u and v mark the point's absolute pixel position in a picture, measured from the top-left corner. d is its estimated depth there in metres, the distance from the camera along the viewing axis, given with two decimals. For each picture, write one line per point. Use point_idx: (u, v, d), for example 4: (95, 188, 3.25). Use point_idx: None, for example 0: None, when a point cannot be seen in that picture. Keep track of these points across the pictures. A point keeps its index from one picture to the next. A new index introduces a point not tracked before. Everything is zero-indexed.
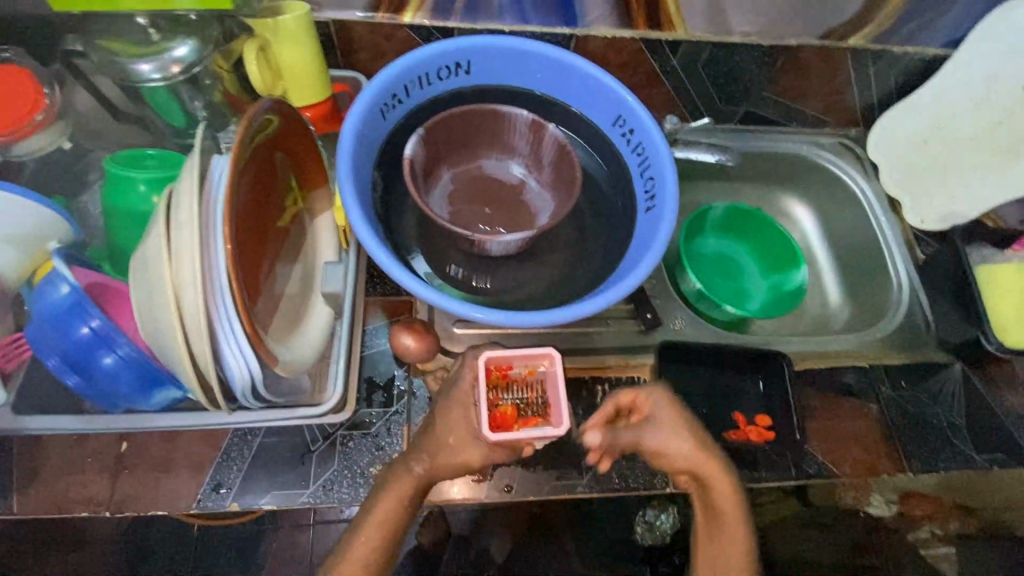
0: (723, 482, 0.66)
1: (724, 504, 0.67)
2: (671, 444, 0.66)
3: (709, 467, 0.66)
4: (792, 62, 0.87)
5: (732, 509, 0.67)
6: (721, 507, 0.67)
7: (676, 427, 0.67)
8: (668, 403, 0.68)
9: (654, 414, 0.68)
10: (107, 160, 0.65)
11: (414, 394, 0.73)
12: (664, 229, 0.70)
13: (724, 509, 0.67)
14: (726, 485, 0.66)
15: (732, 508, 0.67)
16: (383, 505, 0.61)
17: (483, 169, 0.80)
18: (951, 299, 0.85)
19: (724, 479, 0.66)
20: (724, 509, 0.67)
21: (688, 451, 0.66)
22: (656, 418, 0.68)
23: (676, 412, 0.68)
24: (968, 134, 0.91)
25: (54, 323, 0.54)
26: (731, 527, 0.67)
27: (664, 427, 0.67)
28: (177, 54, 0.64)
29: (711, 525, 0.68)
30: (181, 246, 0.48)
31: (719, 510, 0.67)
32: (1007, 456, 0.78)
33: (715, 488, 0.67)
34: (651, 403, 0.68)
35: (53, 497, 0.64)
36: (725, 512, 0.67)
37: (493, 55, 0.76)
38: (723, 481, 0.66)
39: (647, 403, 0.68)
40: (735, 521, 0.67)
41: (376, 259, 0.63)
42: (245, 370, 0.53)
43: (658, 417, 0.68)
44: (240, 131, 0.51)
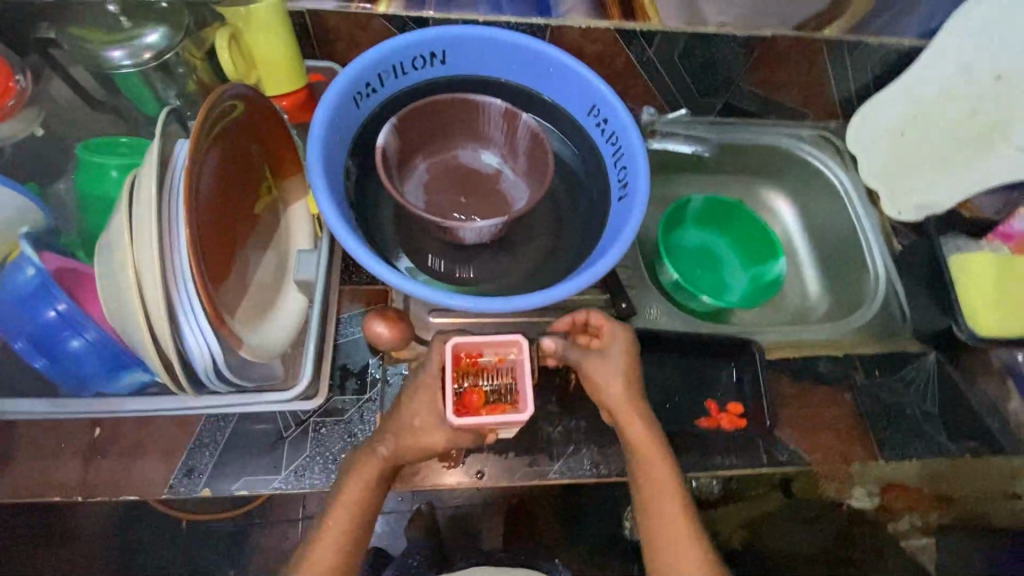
0: (650, 441, 0.66)
1: (652, 467, 0.65)
2: (605, 377, 0.66)
3: (633, 419, 0.66)
4: (770, 52, 0.87)
5: (662, 474, 0.65)
6: (649, 471, 0.65)
7: (613, 370, 0.67)
8: (621, 340, 0.68)
9: (604, 349, 0.68)
10: (79, 147, 0.66)
11: (387, 381, 0.73)
12: (635, 216, 0.71)
13: (653, 471, 0.65)
14: (651, 440, 0.66)
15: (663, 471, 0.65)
16: (351, 486, 0.62)
17: (459, 159, 0.80)
18: (926, 289, 0.85)
19: (652, 438, 0.66)
20: (651, 475, 0.65)
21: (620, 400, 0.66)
22: (602, 354, 0.68)
23: (625, 358, 0.67)
24: (948, 121, 0.91)
25: (21, 307, 0.55)
26: (665, 497, 0.65)
27: (604, 364, 0.67)
28: (147, 41, 0.64)
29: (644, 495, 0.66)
30: (140, 228, 0.49)
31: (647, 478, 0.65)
32: (979, 444, 0.79)
33: (645, 450, 0.65)
34: (610, 339, 0.68)
35: (26, 481, 0.64)
36: (656, 477, 0.65)
37: (467, 45, 0.76)
38: (649, 440, 0.66)
39: (606, 330, 0.69)
40: (666, 486, 0.65)
41: (344, 244, 0.64)
42: (205, 351, 0.54)
43: (606, 352, 0.68)
44: (200, 116, 0.53)
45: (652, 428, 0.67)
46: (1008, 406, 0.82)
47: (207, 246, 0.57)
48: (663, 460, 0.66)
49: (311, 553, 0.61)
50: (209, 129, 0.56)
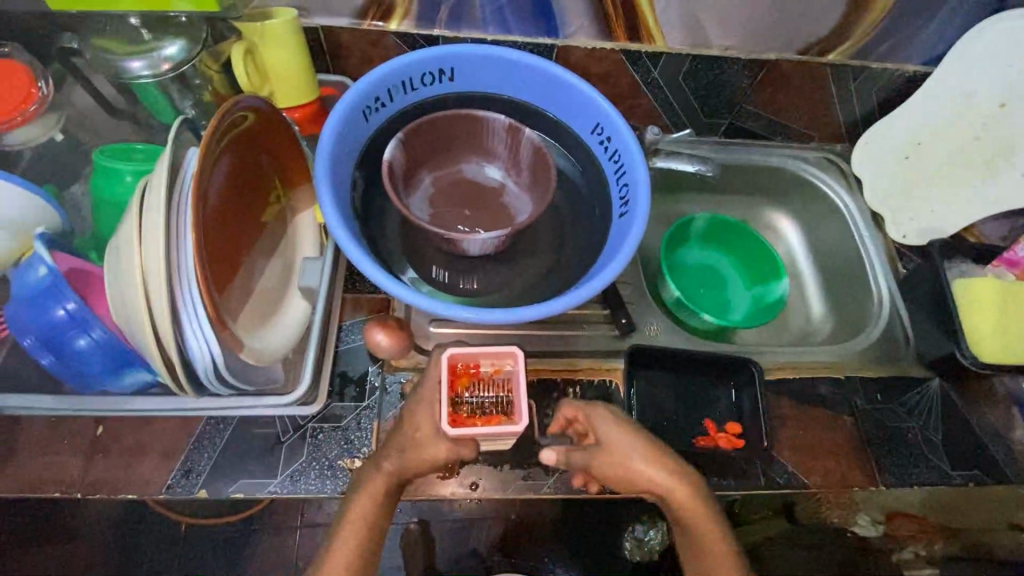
0: (706, 521, 0.66)
1: (706, 539, 0.67)
2: (621, 469, 0.66)
3: (682, 503, 0.66)
4: (774, 75, 0.88)
5: (714, 542, 0.67)
6: (703, 539, 0.67)
7: (628, 449, 0.67)
8: (606, 416, 0.69)
9: (601, 438, 0.68)
10: (97, 152, 0.68)
11: (386, 389, 0.74)
12: (634, 233, 0.71)
13: (710, 541, 0.67)
14: (688, 491, 0.66)
15: (716, 541, 0.67)
16: (359, 506, 0.62)
17: (465, 173, 0.82)
18: (930, 313, 0.84)
19: (702, 514, 0.66)
20: (707, 544, 0.67)
21: (658, 482, 0.66)
22: (603, 446, 0.67)
23: (623, 434, 0.67)
24: (950, 147, 0.91)
25: (31, 305, 0.57)
26: (720, 561, 0.68)
27: (610, 456, 0.67)
28: (166, 53, 0.67)
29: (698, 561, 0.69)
30: (149, 232, 0.51)
31: (705, 548, 0.68)
32: (983, 474, 0.78)
33: (699, 527, 0.67)
34: (594, 421, 0.69)
35: (29, 478, 0.65)
36: (709, 547, 0.68)
37: (475, 62, 0.78)
38: (704, 518, 0.66)
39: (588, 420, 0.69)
40: (718, 550, 0.68)
41: (347, 253, 0.65)
42: (206, 353, 0.55)
43: (605, 444, 0.67)
44: (210, 126, 0.55)
45: (698, 498, 0.67)
46: (1014, 436, 0.81)
47: (213, 251, 0.59)
48: (716, 532, 0.67)
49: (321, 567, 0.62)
50: (219, 138, 0.58)
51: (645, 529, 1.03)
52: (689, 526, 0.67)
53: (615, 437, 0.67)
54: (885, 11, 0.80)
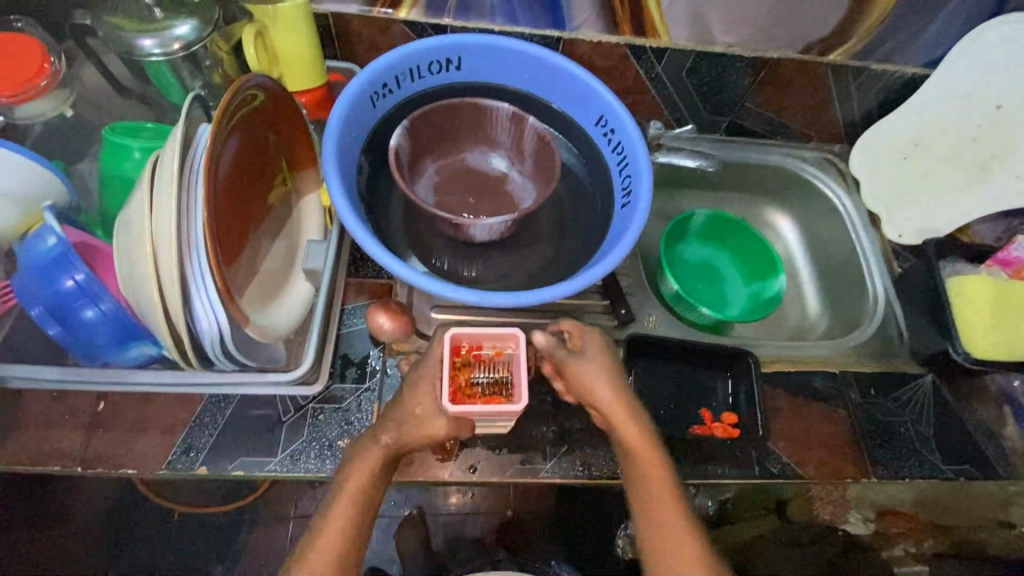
0: (649, 452, 0.67)
1: (649, 473, 0.66)
2: (593, 381, 0.67)
3: (631, 429, 0.67)
4: (775, 74, 0.90)
5: (658, 484, 0.66)
6: (648, 476, 0.66)
7: (598, 367, 0.68)
8: (596, 344, 0.70)
9: (583, 348, 0.69)
10: (107, 128, 0.69)
11: (386, 372, 0.74)
12: (636, 222, 0.72)
13: (654, 480, 0.66)
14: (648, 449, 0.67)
15: (661, 480, 0.66)
16: (354, 478, 0.62)
17: (469, 162, 0.83)
18: (924, 310, 0.86)
19: (647, 446, 0.67)
20: (653, 483, 0.66)
21: (617, 405, 0.67)
22: (582, 358, 0.68)
23: (600, 354, 0.69)
24: (946, 149, 0.93)
25: (39, 275, 0.57)
26: (663, 508, 0.66)
27: (585, 370, 0.68)
28: (178, 32, 0.67)
29: (644, 506, 0.66)
30: (161, 203, 0.51)
31: (647, 492, 0.66)
32: (973, 468, 0.79)
33: (643, 459, 0.66)
34: (587, 341, 0.69)
35: (30, 451, 0.66)
36: (654, 482, 0.66)
37: (481, 52, 0.79)
38: (645, 447, 0.67)
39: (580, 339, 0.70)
40: (664, 494, 0.66)
41: (353, 233, 0.66)
42: (214, 325, 0.56)
43: (585, 352, 0.69)
44: (223, 101, 0.56)
45: (646, 432, 0.68)
46: (1004, 433, 0.82)
47: (222, 227, 0.60)
48: (660, 468, 0.67)
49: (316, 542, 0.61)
50: (231, 115, 0.59)
51: None
52: (631, 455, 0.67)
53: (593, 349, 0.69)
54: (887, 11, 0.81)
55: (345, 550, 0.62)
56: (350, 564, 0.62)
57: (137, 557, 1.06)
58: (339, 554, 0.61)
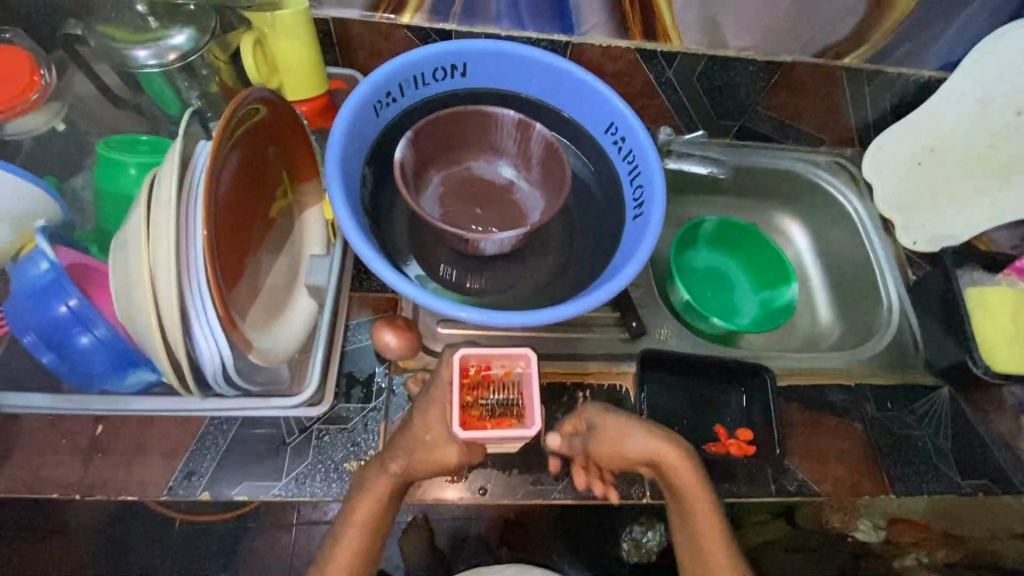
0: (694, 486, 0.67)
1: (699, 518, 0.67)
2: (621, 446, 0.68)
3: (684, 474, 0.67)
4: (788, 78, 0.87)
5: (711, 531, 0.67)
6: (701, 521, 0.67)
7: (628, 431, 0.68)
8: (604, 409, 0.71)
9: (594, 423, 0.70)
10: (101, 142, 0.66)
11: (393, 391, 0.72)
12: (649, 235, 0.70)
13: (706, 520, 0.67)
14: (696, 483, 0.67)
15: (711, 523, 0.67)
16: (361, 507, 0.60)
17: (475, 171, 0.80)
18: (940, 320, 0.84)
19: (699, 488, 0.67)
20: (701, 525, 0.67)
21: (659, 452, 0.67)
22: (598, 430, 0.69)
23: (620, 418, 0.69)
24: (962, 154, 0.91)
25: (33, 300, 0.55)
26: (714, 552, 0.67)
27: (608, 438, 0.68)
28: (174, 42, 0.65)
29: (693, 548, 0.68)
30: (158, 228, 0.49)
31: (700, 540, 0.67)
32: (993, 484, 0.77)
33: (684, 485, 0.67)
34: (590, 415, 0.70)
35: (27, 477, 0.64)
36: (703, 527, 0.67)
37: (488, 57, 0.77)
38: (694, 486, 0.67)
39: (585, 419, 0.71)
40: (715, 538, 0.67)
41: (357, 250, 0.63)
42: (215, 353, 0.54)
43: (598, 427, 0.69)
44: (223, 117, 0.53)
45: (698, 472, 0.67)
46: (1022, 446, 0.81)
47: (223, 248, 0.57)
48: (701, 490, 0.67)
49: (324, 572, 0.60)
50: (230, 131, 0.56)
51: (643, 529, 1.00)
52: (682, 497, 0.67)
53: (607, 418, 0.70)
54: (904, 15, 0.79)
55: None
56: None
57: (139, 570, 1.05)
58: None
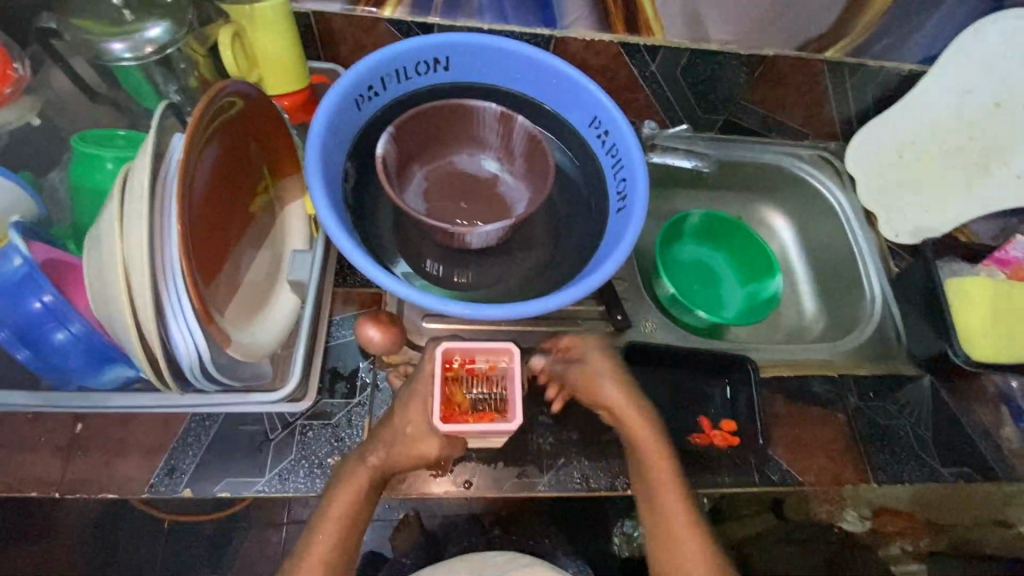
0: (642, 429, 0.67)
1: (650, 461, 0.66)
2: (592, 383, 0.69)
3: (634, 417, 0.67)
4: (770, 72, 0.88)
5: (664, 475, 0.65)
6: (648, 460, 0.66)
7: (601, 372, 0.69)
8: (596, 346, 0.71)
9: (585, 354, 0.71)
10: (77, 137, 0.66)
11: (377, 386, 0.72)
12: (632, 228, 0.70)
13: (654, 461, 0.66)
14: (653, 443, 0.67)
15: (664, 465, 0.65)
16: (340, 499, 0.60)
17: (458, 166, 0.80)
18: (921, 311, 0.85)
19: (643, 425, 0.67)
20: (653, 468, 0.66)
21: (616, 401, 0.68)
22: (579, 371, 0.70)
23: (602, 356, 0.70)
24: (944, 146, 0.92)
25: (6, 297, 0.55)
26: (668, 500, 0.65)
27: (584, 381, 0.69)
28: (150, 35, 0.64)
29: (646, 494, 0.66)
30: (132, 220, 0.48)
31: (653, 485, 0.65)
32: (973, 470, 0.78)
33: (637, 432, 0.67)
34: (583, 347, 0.71)
35: (5, 476, 0.63)
36: (654, 467, 0.66)
37: (470, 51, 0.76)
38: (647, 434, 0.67)
39: (577, 347, 0.72)
40: (667, 483, 0.65)
41: (338, 243, 0.63)
42: (193, 347, 0.53)
43: (584, 358, 0.71)
44: (198, 108, 0.52)
45: (647, 417, 0.68)
46: (1002, 434, 0.82)
47: (201, 241, 0.57)
48: (653, 444, 0.66)
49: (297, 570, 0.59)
50: (206, 123, 0.56)
51: (633, 524, 1.02)
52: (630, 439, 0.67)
53: (590, 355, 0.70)
54: (883, 9, 0.79)
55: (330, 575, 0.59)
56: None
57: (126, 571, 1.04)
58: None
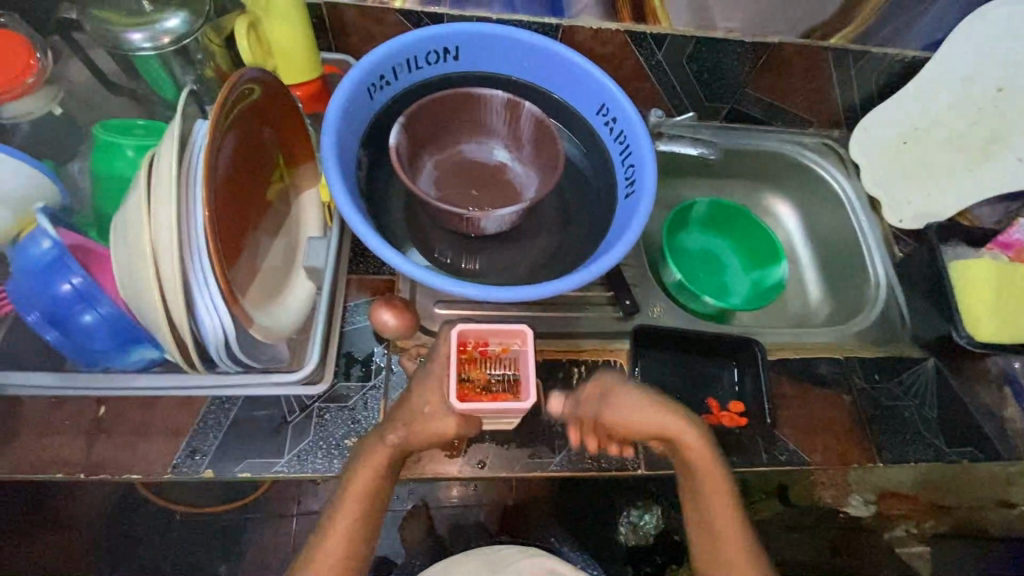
0: (705, 456, 0.68)
1: (710, 485, 0.68)
2: (628, 416, 0.69)
3: (692, 441, 0.68)
4: (776, 60, 0.89)
5: (721, 492, 0.67)
6: (707, 481, 0.68)
7: (634, 402, 0.69)
8: (619, 380, 0.71)
9: (608, 390, 0.71)
10: (96, 127, 0.67)
11: (391, 369, 0.73)
12: (641, 212, 0.72)
13: (702, 470, 0.68)
14: (712, 466, 0.68)
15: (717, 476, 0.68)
16: (360, 477, 0.61)
17: (468, 154, 0.81)
18: (925, 293, 0.86)
19: (703, 444, 0.68)
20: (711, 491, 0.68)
21: (665, 427, 0.68)
22: (608, 401, 0.70)
23: (632, 391, 0.70)
24: (948, 132, 0.93)
25: (36, 279, 0.57)
26: (723, 520, 0.68)
27: (614, 408, 0.69)
28: (167, 25, 0.65)
29: (701, 507, 0.69)
30: (159, 202, 0.50)
31: (706, 501, 0.68)
32: (977, 450, 0.79)
33: (699, 461, 0.68)
34: (606, 386, 0.71)
35: (30, 458, 0.64)
36: (712, 488, 0.68)
37: (479, 40, 0.78)
38: (705, 458, 0.68)
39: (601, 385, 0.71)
40: (721, 497, 0.68)
41: (355, 229, 0.64)
42: (218, 325, 0.55)
43: (613, 392, 0.70)
44: (219, 97, 0.54)
45: (702, 436, 0.68)
46: (1006, 414, 0.83)
47: (222, 225, 0.58)
48: (716, 467, 0.68)
49: (321, 545, 0.60)
50: (228, 110, 0.57)
51: (639, 513, 1.04)
52: (695, 467, 0.68)
53: (623, 389, 0.70)
54: None
55: (351, 551, 0.61)
56: (354, 568, 0.61)
57: (140, 562, 1.06)
58: (346, 558, 0.60)
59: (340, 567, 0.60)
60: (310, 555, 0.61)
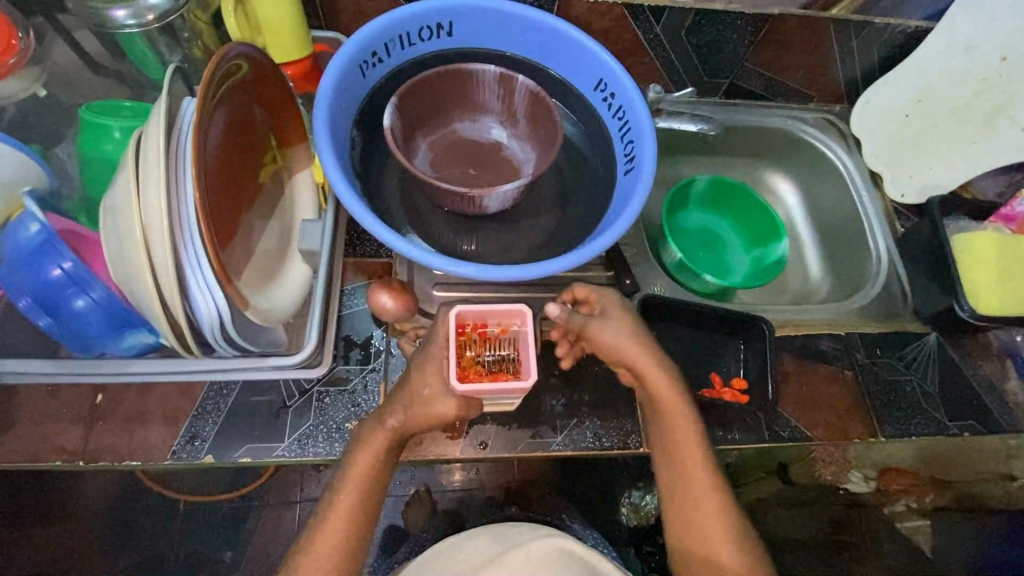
0: (673, 400, 0.66)
1: (679, 438, 0.66)
2: (616, 338, 0.66)
3: (658, 380, 0.66)
4: (777, 33, 0.87)
5: (690, 449, 0.65)
6: (675, 441, 0.66)
7: (623, 328, 0.66)
8: (620, 302, 0.68)
9: (606, 309, 0.67)
10: (84, 108, 0.66)
11: (391, 352, 0.73)
12: (642, 188, 0.70)
13: (677, 427, 0.66)
14: (681, 415, 0.66)
15: (688, 432, 0.65)
16: (359, 460, 0.61)
17: (466, 133, 0.80)
18: (927, 268, 0.86)
19: (672, 389, 0.66)
20: (687, 450, 0.65)
21: (639, 362, 0.66)
22: (606, 315, 0.67)
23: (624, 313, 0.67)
24: (951, 104, 0.92)
25: (25, 265, 0.56)
26: (696, 482, 0.65)
27: (609, 324, 0.66)
28: (151, 2, 0.63)
29: (670, 462, 0.66)
30: (148, 183, 0.49)
31: (677, 457, 0.65)
32: (979, 423, 0.79)
33: (670, 409, 0.66)
34: (605, 301, 0.67)
35: (27, 446, 0.64)
36: (680, 436, 0.66)
37: (473, 15, 0.76)
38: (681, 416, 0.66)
39: (598, 304, 0.68)
40: (693, 456, 0.65)
41: (350, 210, 0.62)
42: (213, 308, 0.54)
43: (606, 315, 0.67)
44: (204, 75, 0.52)
45: (677, 387, 0.67)
46: (1008, 388, 0.83)
47: (214, 207, 0.57)
48: (687, 423, 0.66)
49: (320, 531, 0.60)
50: (215, 88, 0.55)
51: (640, 494, 1.06)
52: (660, 407, 0.66)
53: (616, 313, 0.67)
54: None
55: (352, 535, 0.61)
56: (355, 551, 0.61)
57: (146, 548, 1.06)
58: (347, 542, 0.60)
59: (340, 553, 0.59)
60: (310, 540, 0.60)
